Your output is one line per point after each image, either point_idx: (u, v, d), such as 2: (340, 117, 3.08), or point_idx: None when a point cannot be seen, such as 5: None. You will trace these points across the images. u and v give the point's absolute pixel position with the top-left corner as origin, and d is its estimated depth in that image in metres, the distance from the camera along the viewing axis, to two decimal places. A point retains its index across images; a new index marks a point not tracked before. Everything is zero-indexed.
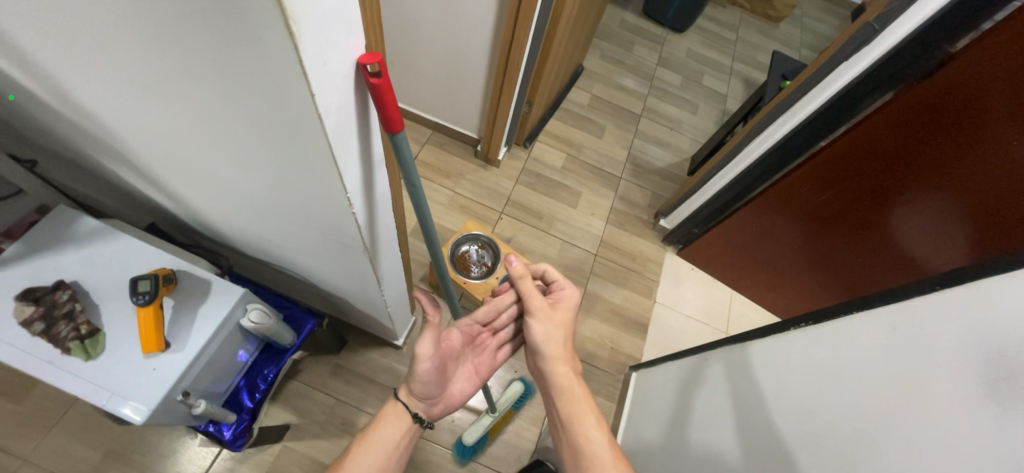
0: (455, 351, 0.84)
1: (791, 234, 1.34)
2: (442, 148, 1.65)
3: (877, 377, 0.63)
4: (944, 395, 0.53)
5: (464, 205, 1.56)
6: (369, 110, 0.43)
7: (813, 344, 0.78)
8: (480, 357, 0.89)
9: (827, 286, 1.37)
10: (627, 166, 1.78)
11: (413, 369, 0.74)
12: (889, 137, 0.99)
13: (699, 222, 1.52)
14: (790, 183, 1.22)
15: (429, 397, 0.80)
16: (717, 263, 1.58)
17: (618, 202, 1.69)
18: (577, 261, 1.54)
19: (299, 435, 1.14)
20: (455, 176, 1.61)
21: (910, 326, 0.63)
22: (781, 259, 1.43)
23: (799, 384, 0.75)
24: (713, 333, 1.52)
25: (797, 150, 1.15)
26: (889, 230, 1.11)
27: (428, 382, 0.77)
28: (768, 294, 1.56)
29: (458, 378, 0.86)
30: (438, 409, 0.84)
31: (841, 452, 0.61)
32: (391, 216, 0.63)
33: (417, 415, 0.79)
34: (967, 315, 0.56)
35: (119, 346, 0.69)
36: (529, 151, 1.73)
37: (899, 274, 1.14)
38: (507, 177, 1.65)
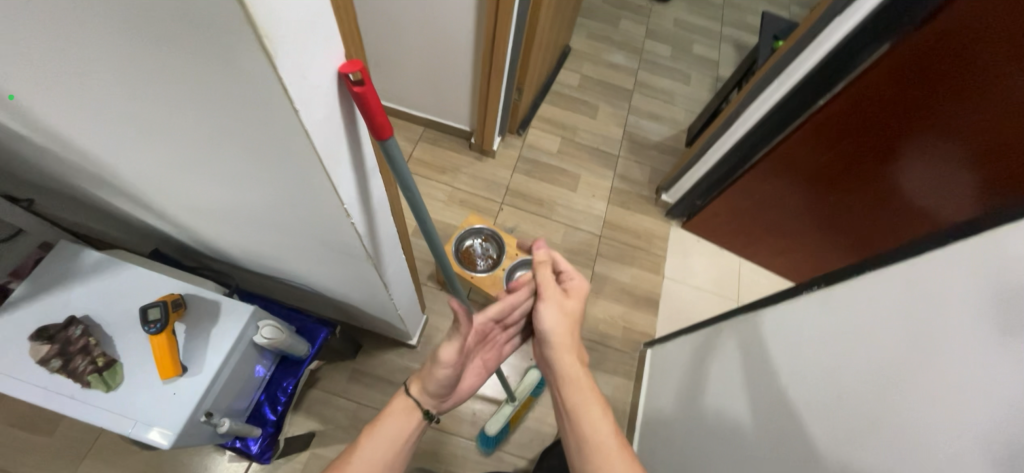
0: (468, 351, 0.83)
1: (796, 197, 1.33)
2: (436, 144, 1.63)
3: (893, 334, 0.62)
4: (962, 349, 0.52)
5: (464, 199, 1.55)
6: (357, 118, 0.42)
7: (824, 307, 0.77)
8: (487, 352, 0.89)
9: (838, 247, 1.36)
10: (624, 144, 1.76)
11: (434, 373, 0.74)
12: (887, 91, 0.97)
13: (702, 193, 1.50)
14: (791, 145, 1.20)
15: (442, 394, 0.81)
16: (722, 232, 1.57)
17: (618, 181, 1.68)
18: (582, 245, 1.53)
19: (324, 442, 1.16)
20: (452, 171, 1.59)
21: (925, 280, 0.62)
22: (788, 222, 1.41)
23: (814, 347, 0.74)
24: (724, 303, 1.52)
25: (796, 112, 1.13)
26: (895, 183, 1.09)
27: (446, 383, 0.77)
28: (778, 260, 1.55)
29: (467, 374, 0.88)
30: (444, 401, 0.85)
31: (861, 411, 0.61)
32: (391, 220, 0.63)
33: (427, 413, 0.80)
34: (984, 266, 0.55)
35: (136, 375, 0.70)
36: (523, 138, 1.71)
37: (911, 227, 1.14)
38: (504, 167, 1.64)
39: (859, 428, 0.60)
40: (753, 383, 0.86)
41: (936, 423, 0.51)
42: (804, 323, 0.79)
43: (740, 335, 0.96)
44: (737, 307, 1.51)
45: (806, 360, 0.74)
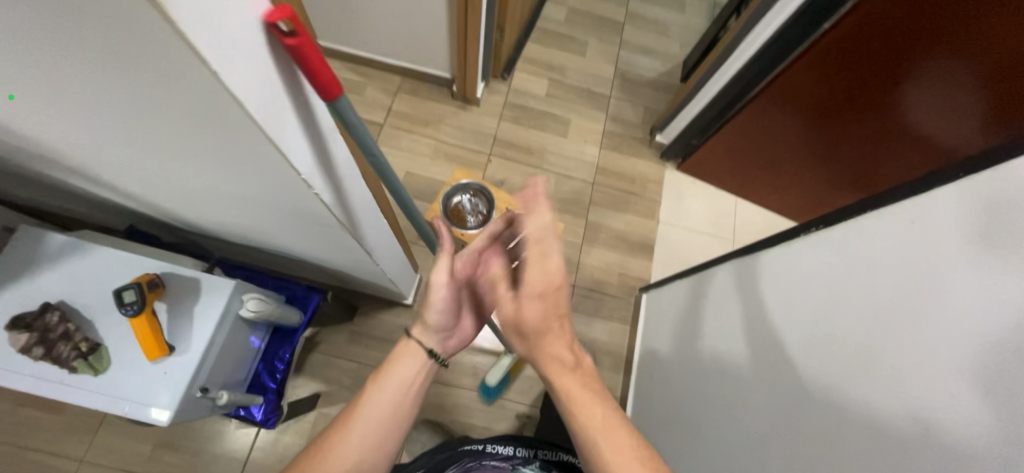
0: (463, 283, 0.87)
1: (795, 132, 1.28)
2: (416, 94, 1.54)
3: (890, 273, 0.60)
4: (963, 290, 0.50)
5: (450, 152, 1.48)
6: (297, 76, 0.36)
7: (822, 248, 0.75)
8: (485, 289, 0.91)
9: (834, 180, 1.34)
10: (616, 83, 1.66)
11: (428, 297, 0.79)
12: (897, 11, 0.89)
13: (697, 132, 1.44)
14: (791, 75, 1.13)
15: (444, 328, 0.83)
16: (719, 171, 1.52)
17: (610, 124, 1.60)
18: (575, 193, 1.49)
19: (330, 401, 1.19)
20: (435, 123, 1.51)
21: (927, 220, 0.59)
22: (787, 157, 1.37)
23: (808, 288, 0.73)
24: (720, 245, 1.51)
25: (798, 39, 1.05)
26: (900, 111, 1.04)
27: (444, 310, 0.80)
28: (775, 197, 1.52)
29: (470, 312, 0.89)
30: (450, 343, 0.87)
31: (853, 351, 0.61)
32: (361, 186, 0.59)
33: (433, 351, 0.82)
34: (995, 203, 0.52)
35: (123, 358, 0.68)
36: (509, 83, 1.61)
37: (909, 158, 1.11)
38: (490, 115, 1.56)
39: (851, 369, 0.60)
40: (747, 325, 0.86)
41: (931, 365, 0.50)
42: (799, 264, 0.78)
43: (735, 278, 0.95)
44: (732, 247, 1.50)
45: (800, 302, 0.74)
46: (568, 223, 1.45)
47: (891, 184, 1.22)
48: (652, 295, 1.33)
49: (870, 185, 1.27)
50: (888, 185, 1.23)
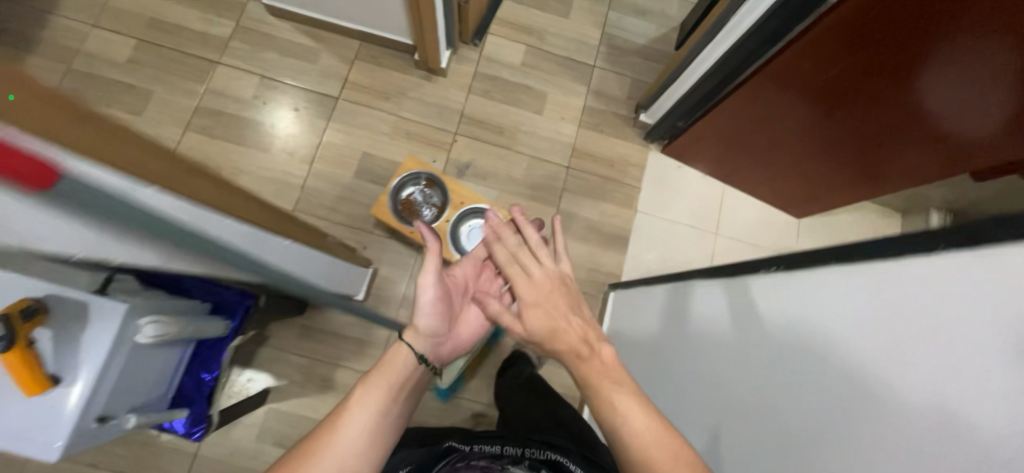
0: (460, 288, 0.89)
1: (802, 126, 1.13)
2: (375, 62, 1.38)
3: (858, 361, 0.53)
4: (949, 395, 0.43)
5: (412, 130, 1.36)
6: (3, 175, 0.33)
7: (780, 307, 0.68)
8: (484, 296, 0.92)
9: (842, 177, 1.23)
10: (601, 50, 1.48)
11: (418, 296, 0.79)
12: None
13: (683, 114, 1.29)
14: (788, 60, 0.98)
15: (434, 330, 0.80)
16: (706, 158, 1.39)
17: (592, 99, 1.45)
18: (547, 178, 1.38)
19: (282, 396, 1.17)
20: (396, 96, 1.37)
21: (888, 297, 0.52)
22: (792, 150, 1.22)
23: (781, 343, 0.65)
24: (700, 238, 1.41)
25: (803, 12, 0.89)
26: (915, 101, 0.92)
27: (434, 311, 0.79)
28: (774, 193, 1.41)
29: (467, 319, 0.88)
30: (444, 349, 0.84)
31: (824, 420, 0.54)
32: (215, 220, 0.53)
33: (423, 354, 0.76)
34: (957, 285, 0.46)
35: (7, 391, 0.64)
36: (480, 49, 1.44)
37: (937, 150, 1.00)
38: (458, 87, 1.41)
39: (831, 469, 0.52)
40: (710, 372, 0.79)
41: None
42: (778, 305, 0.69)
43: (715, 299, 0.85)
44: (713, 240, 1.41)
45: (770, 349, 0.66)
46: (538, 212, 1.35)
47: (908, 176, 1.12)
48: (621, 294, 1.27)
49: (883, 179, 1.16)
50: (906, 177, 1.12)
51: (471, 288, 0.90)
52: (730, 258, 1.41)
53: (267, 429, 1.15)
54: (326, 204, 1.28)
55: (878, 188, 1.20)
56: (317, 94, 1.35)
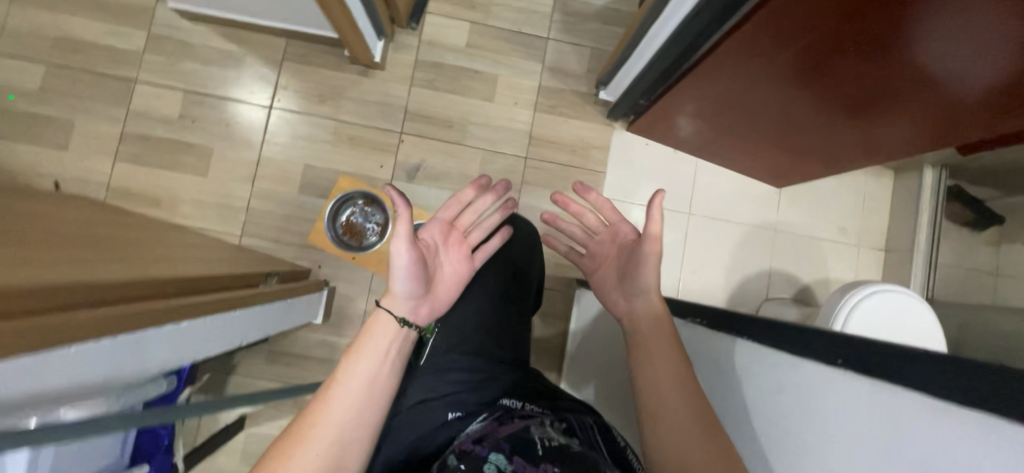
0: (432, 250, 0.83)
1: (784, 86, 0.95)
2: (305, 62, 1.27)
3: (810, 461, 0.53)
4: None
5: (354, 135, 1.28)
6: None
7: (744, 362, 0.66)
8: (456, 256, 0.88)
9: (832, 137, 1.06)
10: (554, 19, 1.34)
11: (392, 261, 0.72)
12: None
13: (646, 90, 1.17)
14: (744, 37, 0.85)
15: (413, 294, 0.76)
16: (673, 134, 1.28)
17: (546, 78, 1.33)
18: (504, 172, 1.30)
19: (259, 419, 1.20)
20: (334, 98, 1.28)
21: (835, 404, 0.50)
22: (776, 113, 1.04)
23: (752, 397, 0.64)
24: (672, 219, 1.34)
25: None
26: (900, 64, 0.79)
27: (411, 277, 0.74)
28: (760, 157, 1.24)
29: (442, 278, 0.84)
30: (422, 309, 0.78)
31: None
32: (54, 356, 0.46)
33: (403, 318, 0.74)
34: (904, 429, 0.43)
35: None
36: (419, 33, 1.32)
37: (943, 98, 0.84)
38: (400, 79, 1.30)
39: None
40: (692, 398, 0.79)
41: None
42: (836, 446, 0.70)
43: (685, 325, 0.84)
44: (686, 221, 1.34)
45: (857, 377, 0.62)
46: None
47: (912, 131, 0.95)
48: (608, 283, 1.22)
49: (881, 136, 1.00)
50: (909, 134, 0.96)
51: (442, 249, 0.85)
52: (705, 238, 1.34)
53: (250, 451, 1.19)
54: (274, 224, 1.23)
55: (875, 147, 1.04)
56: (249, 104, 1.26)
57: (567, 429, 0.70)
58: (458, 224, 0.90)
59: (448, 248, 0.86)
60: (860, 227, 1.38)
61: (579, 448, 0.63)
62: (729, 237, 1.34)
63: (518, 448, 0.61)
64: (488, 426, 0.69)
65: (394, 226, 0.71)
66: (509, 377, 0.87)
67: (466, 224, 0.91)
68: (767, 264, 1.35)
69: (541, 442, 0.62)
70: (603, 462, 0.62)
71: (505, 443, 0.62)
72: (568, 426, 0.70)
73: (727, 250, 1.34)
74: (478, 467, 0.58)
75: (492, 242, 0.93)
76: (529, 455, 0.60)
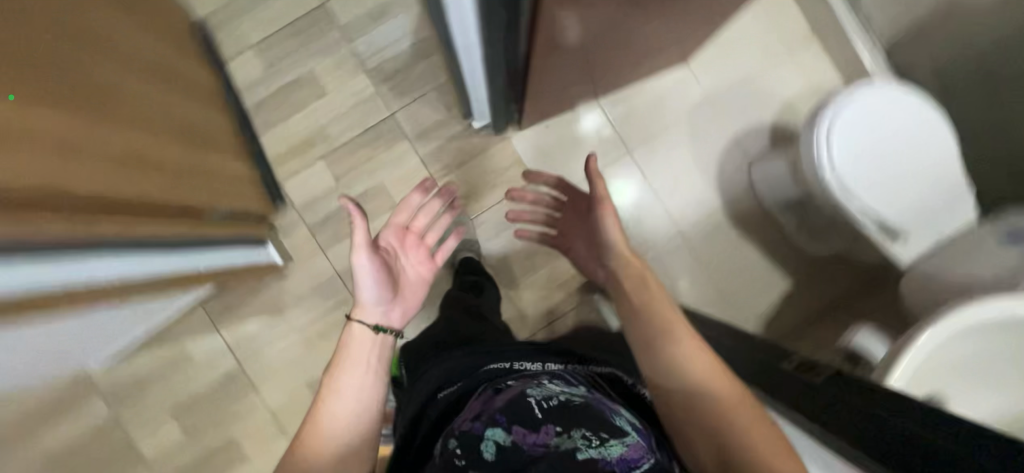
0: (393, 255, 0.87)
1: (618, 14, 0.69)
2: (233, 309, 1.25)
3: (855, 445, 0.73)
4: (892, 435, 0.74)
5: (320, 330, 1.26)
6: None
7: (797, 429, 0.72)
8: (417, 257, 0.91)
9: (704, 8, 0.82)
10: (385, 94, 1.26)
11: (355, 267, 0.77)
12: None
13: (505, 102, 1.09)
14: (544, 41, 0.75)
15: (381, 301, 0.80)
16: (560, 105, 1.20)
17: (421, 147, 1.27)
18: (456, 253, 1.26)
19: None
20: (279, 316, 1.26)
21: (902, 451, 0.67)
22: (630, 19, 0.80)
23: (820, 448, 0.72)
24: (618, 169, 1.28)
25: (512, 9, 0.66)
26: None
27: (374, 284, 0.78)
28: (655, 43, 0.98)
29: (409, 281, 0.87)
30: (394, 314, 0.82)
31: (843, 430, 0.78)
32: None
33: (375, 325, 0.77)
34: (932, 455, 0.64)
35: None
36: (293, 204, 1.27)
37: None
38: (313, 255, 1.26)
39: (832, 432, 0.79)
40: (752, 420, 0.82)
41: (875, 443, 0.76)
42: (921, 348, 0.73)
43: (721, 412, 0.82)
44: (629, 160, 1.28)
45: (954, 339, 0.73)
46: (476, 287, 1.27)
47: None
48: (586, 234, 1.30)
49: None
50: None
51: (401, 253, 0.89)
52: (656, 160, 1.28)
53: None
54: None
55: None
56: (223, 380, 1.25)
57: (569, 381, 0.66)
58: (413, 228, 0.93)
59: (408, 253, 0.90)
60: (776, 28, 1.27)
61: (583, 396, 0.60)
62: (675, 141, 1.28)
63: (515, 417, 0.56)
64: (485, 399, 0.63)
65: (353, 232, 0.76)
66: (508, 343, 0.80)
67: (421, 229, 0.94)
68: (726, 133, 1.28)
69: (538, 397, 0.59)
70: (608, 409, 0.59)
71: (503, 412, 0.57)
72: (567, 377, 0.67)
73: (684, 153, 1.28)
74: (477, 450, 0.53)
75: (449, 242, 0.97)
76: (529, 421, 0.55)
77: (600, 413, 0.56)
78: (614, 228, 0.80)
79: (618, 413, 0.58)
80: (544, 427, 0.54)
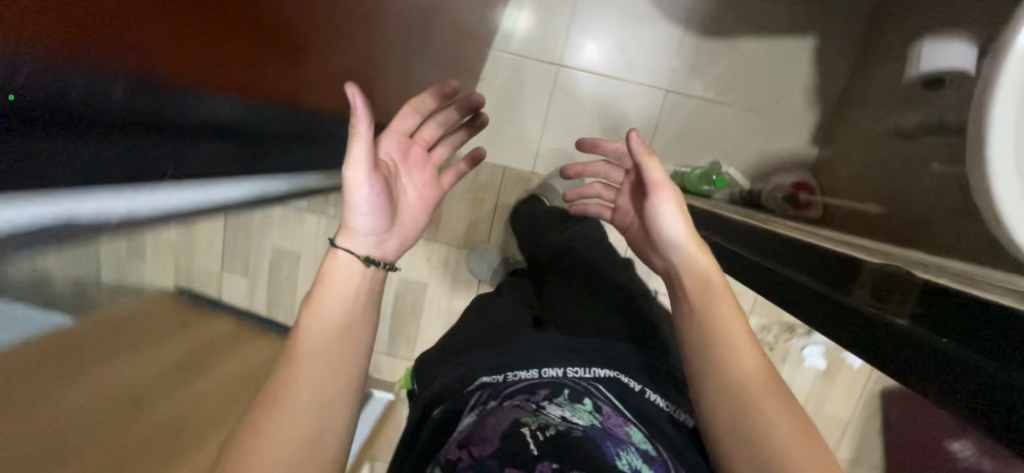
0: (395, 165, 0.60)
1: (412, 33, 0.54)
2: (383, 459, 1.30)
3: None
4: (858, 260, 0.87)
5: None
6: None
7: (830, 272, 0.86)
8: (420, 173, 0.65)
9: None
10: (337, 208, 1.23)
11: (346, 180, 0.48)
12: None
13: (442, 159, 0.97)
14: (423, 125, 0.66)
15: (379, 229, 0.53)
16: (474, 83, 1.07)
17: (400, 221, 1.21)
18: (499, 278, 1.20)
19: None
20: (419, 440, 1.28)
21: None
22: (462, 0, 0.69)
23: None
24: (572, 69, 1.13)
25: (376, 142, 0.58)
26: None
27: (374, 210, 0.51)
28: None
29: (409, 200, 0.62)
30: (392, 244, 0.57)
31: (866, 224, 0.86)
32: None
33: (365, 257, 0.51)
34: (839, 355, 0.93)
35: None
36: None
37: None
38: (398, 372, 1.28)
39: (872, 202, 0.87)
40: None
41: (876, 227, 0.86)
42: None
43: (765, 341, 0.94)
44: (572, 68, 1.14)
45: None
46: None
47: None
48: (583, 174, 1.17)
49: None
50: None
51: (406, 167, 0.63)
52: (596, 46, 1.13)
53: None
54: None
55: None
56: None
57: (572, 395, 0.51)
58: (420, 136, 0.66)
59: (413, 171, 0.64)
60: None
61: (585, 424, 0.46)
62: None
63: (505, 449, 0.41)
64: (472, 419, 0.47)
65: (348, 136, 0.46)
66: (527, 334, 0.64)
67: (427, 138, 0.67)
68: None
69: (532, 426, 0.44)
70: (607, 439, 0.45)
71: (493, 449, 0.41)
72: (569, 389, 0.52)
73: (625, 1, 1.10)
74: None
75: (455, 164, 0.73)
76: (524, 459, 0.40)
77: (605, 452, 0.43)
78: (675, 220, 0.61)
79: (618, 447, 0.45)
80: (538, 465, 0.39)
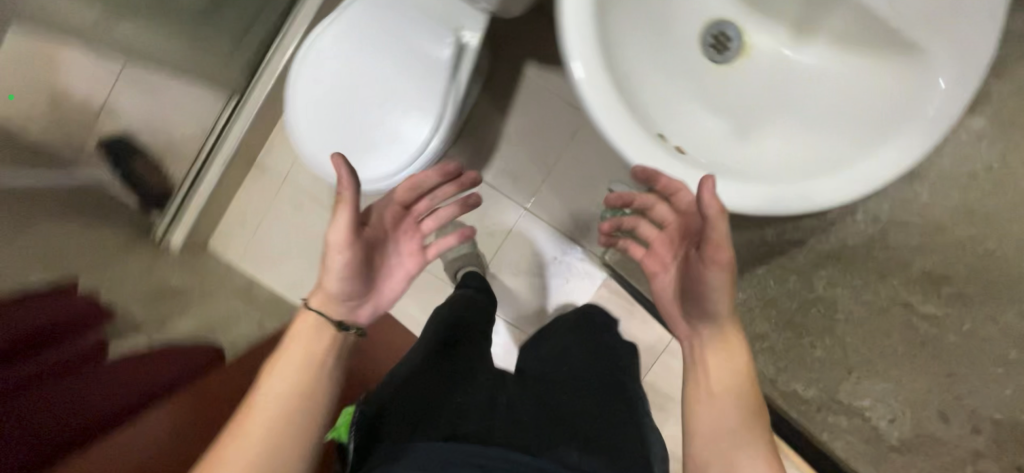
0: (377, 241, 0.55)
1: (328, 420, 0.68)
2: None
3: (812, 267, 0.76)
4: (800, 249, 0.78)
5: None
6: None
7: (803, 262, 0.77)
8: (407, 245, 0.58)
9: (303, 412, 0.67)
10: None
11: (329, 247, 0.49)
12: None
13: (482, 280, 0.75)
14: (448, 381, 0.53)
15: (349, 292, 0.52)
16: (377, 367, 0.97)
17: None
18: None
19: None
20: None
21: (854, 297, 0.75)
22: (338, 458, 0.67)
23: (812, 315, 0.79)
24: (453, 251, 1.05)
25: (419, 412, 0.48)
26: None
27: (345, 270, 0.51)
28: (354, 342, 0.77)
29: (392, 274, 0.57)
30: (369, 307, 0.55)
31: None
32: None
33: (340, 321, 0.51)
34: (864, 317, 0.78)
35: None
36: None
37: None
38: None
39: None
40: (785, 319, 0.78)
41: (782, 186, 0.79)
42: (637, 151, 0.40)
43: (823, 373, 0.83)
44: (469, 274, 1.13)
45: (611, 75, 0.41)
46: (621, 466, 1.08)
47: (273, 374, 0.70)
48: (568, 287, 1.11)
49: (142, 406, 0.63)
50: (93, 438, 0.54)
51: (393, 241, 0.58)
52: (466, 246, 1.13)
53: None
54: None
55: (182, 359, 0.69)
56: None
57: None
58: (421, 207, 0.61)
59: (403, 243, 0.58)
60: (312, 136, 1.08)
61: None
62: None
63: None
64: None
65: (336, 207, 0.49)
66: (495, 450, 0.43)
67: (424, 208, 0.61)
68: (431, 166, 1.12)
69: None
70: None
71: None
72: None
73: None
74: None
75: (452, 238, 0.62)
76: None
77: None
78: (720, 301, 0.47)
79: None
80: None
